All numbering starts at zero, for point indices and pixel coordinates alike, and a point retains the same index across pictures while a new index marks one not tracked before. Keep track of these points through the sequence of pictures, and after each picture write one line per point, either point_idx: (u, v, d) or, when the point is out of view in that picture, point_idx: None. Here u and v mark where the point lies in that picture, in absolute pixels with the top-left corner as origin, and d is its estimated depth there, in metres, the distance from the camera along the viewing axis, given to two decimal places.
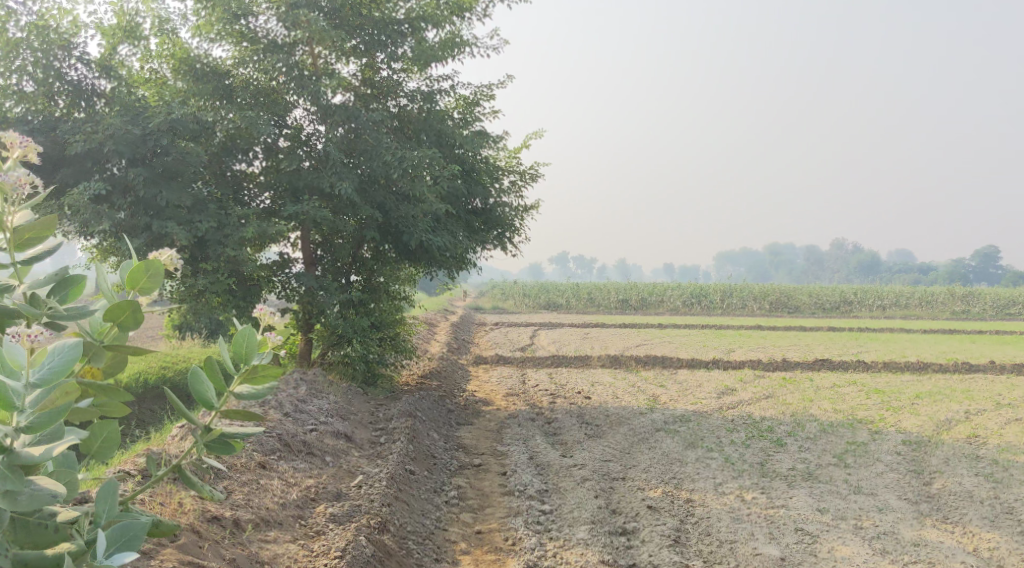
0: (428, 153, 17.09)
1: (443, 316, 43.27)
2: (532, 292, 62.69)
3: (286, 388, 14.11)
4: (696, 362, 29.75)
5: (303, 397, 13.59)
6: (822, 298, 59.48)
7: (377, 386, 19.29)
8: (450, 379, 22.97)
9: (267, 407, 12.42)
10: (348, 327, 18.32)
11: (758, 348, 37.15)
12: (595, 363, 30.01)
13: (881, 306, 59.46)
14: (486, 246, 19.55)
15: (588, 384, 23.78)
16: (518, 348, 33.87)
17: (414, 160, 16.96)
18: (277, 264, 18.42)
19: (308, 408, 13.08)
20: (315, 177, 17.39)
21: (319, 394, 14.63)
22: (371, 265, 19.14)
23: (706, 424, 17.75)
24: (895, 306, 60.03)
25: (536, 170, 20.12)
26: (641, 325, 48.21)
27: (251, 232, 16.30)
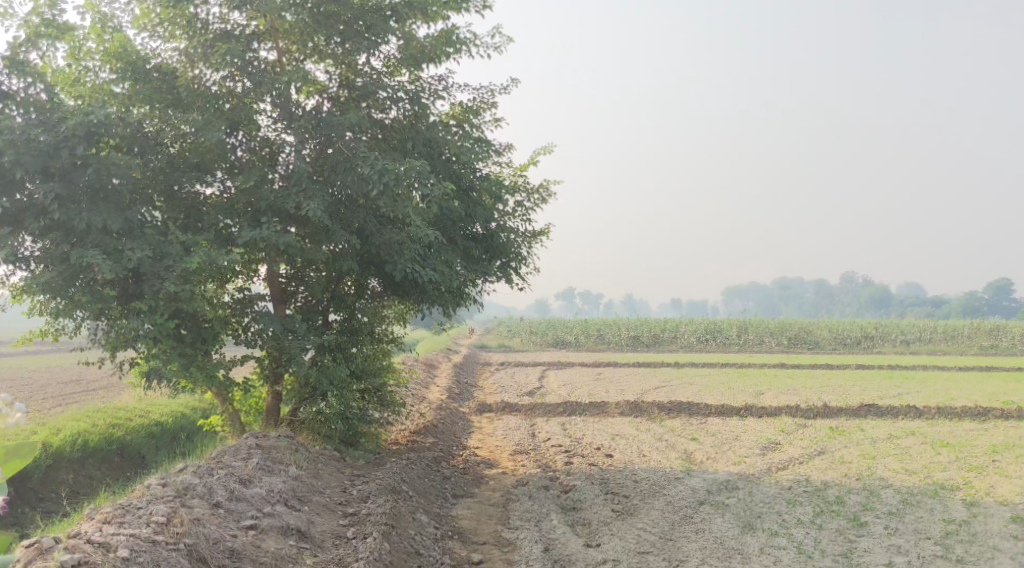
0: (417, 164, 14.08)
1: (446, 358, 39.90)
2: (539, 330, 59.32)
3: (228, 463, 11.02)
4: (726, 410, 26.36)
5: (247, 477, 10.52)
6: (842, 333, 56.06)
7: (359, 448, 16.14)
8: (449, 434, 19.76)
9: (186, 499, 9.63)
10: (323, 378, 15.33)
11: (789, 390, 33.71)
12: (612, 411, 26.63)
13: (906, 341, 56.00)
14: (489, 279, 16.45)
15: (607, 439, 20.45)
16: (527, 393, 30.53)
17: (399, 169, 13.77)
18: (241, 301, 15.16)
19: (251, 494, 10.23)
20: (280, 196, 14.18)
21: (273, 468, 11.50)
22: (352, 302, 16.07)
23: (760, 493, 14.56)
24: (921, 342, 56.63)
25: (548, 188, 17.08)
26: (656, 364, 44.79)
27: (197, 263, 13.26)
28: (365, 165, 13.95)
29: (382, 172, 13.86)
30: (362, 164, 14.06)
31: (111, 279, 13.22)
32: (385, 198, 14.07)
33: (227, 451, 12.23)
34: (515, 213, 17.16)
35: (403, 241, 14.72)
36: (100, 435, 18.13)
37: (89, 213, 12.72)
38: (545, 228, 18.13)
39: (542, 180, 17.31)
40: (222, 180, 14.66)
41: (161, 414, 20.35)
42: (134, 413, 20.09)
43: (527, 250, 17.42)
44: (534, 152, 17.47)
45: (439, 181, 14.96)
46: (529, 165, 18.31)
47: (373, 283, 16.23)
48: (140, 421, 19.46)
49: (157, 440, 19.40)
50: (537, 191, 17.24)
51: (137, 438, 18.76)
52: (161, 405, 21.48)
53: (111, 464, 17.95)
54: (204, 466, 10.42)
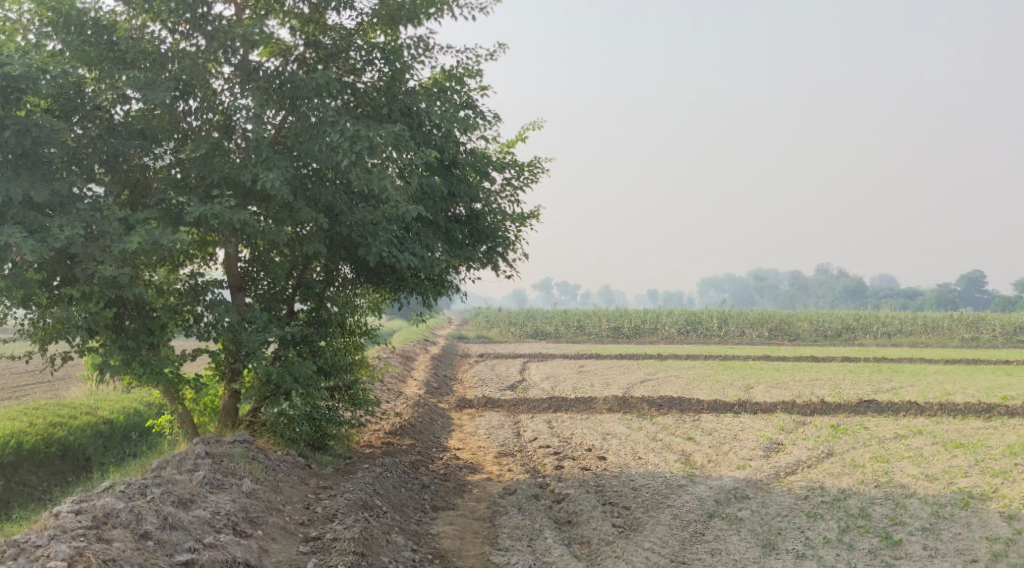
0: (392, 130, 12.37)
1: (423, 349, 38.30)
2: (518, 321, 57.82)
3: (166, 479, 9.47)
4: (719, 406, 24.86)
5: (187, 498, 8.98)
6: (823, 325, 54.70)
7: (328, 452, 14.56)
8: (428, 434, 18.20)
9: (108, 529, 8.12)
10: (286, 375, 13.73)
11: (779, 383, 32.24)
12: (599, 408, 25.10)
13: (887, 333, 54.21)
14: (472, 265, 14.88)
15: (598, 440, 18.89)
16: (508, 387, 29.00)
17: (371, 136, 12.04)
18: (192, 288, 13.50)
19: (188, 520, 8.71)
20: (236, 168, 12.55)
21: (222, 483, 9.93)
22: (320, 290, 14.46)
23: (774, 498, 13.16)
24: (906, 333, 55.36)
25: (540, 165, 15.53)
26: (639, 356, 43.34)
27: (137, 244, 11.69)
28: (333, 130, 12.21)
29: (352, 140, 12.10)
30: (329, 131, 12.29)
31: (38, 262, 11.66)
32: (356, 171, 12.38)
33: (170, 462, 10.61)
34: (502, 192, 15.58)
35: (377, 221, 13.06)
36: (38, 436, 16.54)
37: (9, 184, 11.16)
38: (535, 210, 16.59)
39: (532, 156, 15.75)
40: (172, 150, 13.07)
41: (112, 411, 18.76)
42: (82, 410, 18.50)
43: (514, 233, 15.86)
44: (523, 126, 15.96)
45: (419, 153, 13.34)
46: (517, 140, 16.71)
47: (344, 268, 14.62)
48: (86, 419, 17.88)
49: (105, 440, 17.83)
50: (528, 167, 15.68)
51: (81, 439, 17.20)
52: (113, 400, 19.86)
53: (51, 468, 16.39)
54: (134, 484, 8.87)
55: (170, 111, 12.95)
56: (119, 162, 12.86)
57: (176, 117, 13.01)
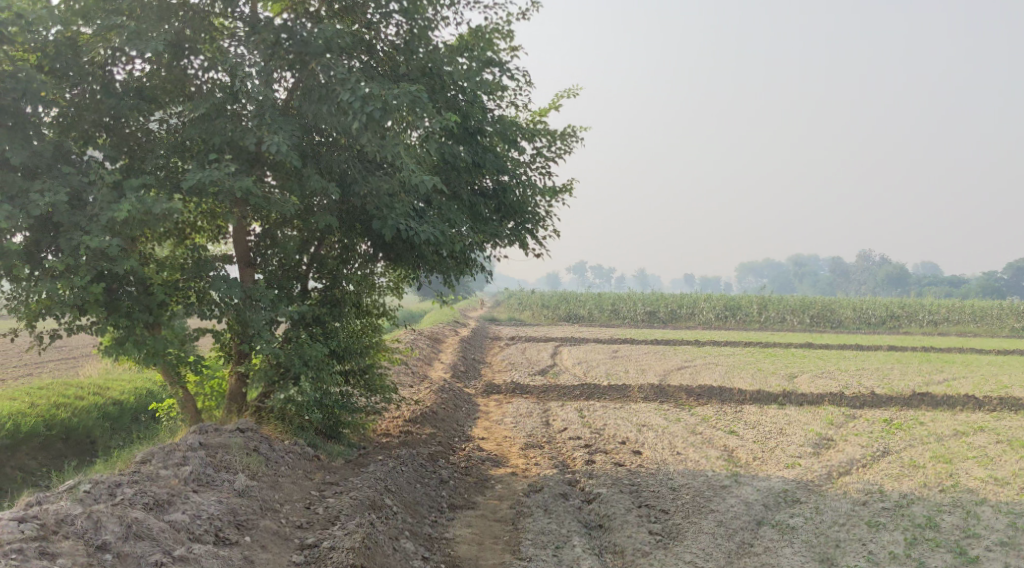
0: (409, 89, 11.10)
1: (453, 332, 37.26)
2: (551, 304, 56.65)
3: (139, 480, 8.46)
4: (762, 397, 23.48)
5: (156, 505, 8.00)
6: (868, 312, 52.80)
7: (341, 441, 13.45)
8: (451, 422, 17.10)
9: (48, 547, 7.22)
10: (295, 358, 12.57)
11: (825, 373, 30.70)
12: (634, 397, 23.85)
13: (933, 321, 52.14)
14: (499, 242, 13.67)
15: (633, 433, 17.64)
16: (539, 371, 27.85)
17: (385, 94, 10.78)
18: (194, 261, 12.43)
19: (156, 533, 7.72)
20: (236, 130, 11.44)
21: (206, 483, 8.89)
22: (335, 267, 13.33)
23: (828, 502, 11.91)
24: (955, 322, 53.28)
25: (574, 134, 14.26)
26: (676, 342, 41.94)
27: (126, 212, 10.70)
28: (342, 89, 10.97)
29: (363, 99, 10.87)
30: (338, 89, 11.06)
31: (21, 230, 10.76)
32: (368, 134, 11.16)
33: (156, 454, 9.61)
34: (533, 163, 14.35)
35: (393, 192, 11.88)
36: (38, 417, 15.64)
37: None
38: (568, 183, 15.35)
39: (566, 125, 14.49)
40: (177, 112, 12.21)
41: (122, 392, 17.89)
42: (90, 390, 17.64)
43: (545, 208, 14.64)
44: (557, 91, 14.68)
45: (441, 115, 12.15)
46: (550, 108, 15.44)
47: (362, 244, 13.50)
48: (93, 400, 17.01)
49: (113, 422, 16.95)
50: (561, 136, 14.42)
51: (85, 422, 16.28)
52: (126, 379, 19.02)
53: (51, 451, 15.46)
54: (98, 485, 7.90)
55: (173, 60, 12.00)
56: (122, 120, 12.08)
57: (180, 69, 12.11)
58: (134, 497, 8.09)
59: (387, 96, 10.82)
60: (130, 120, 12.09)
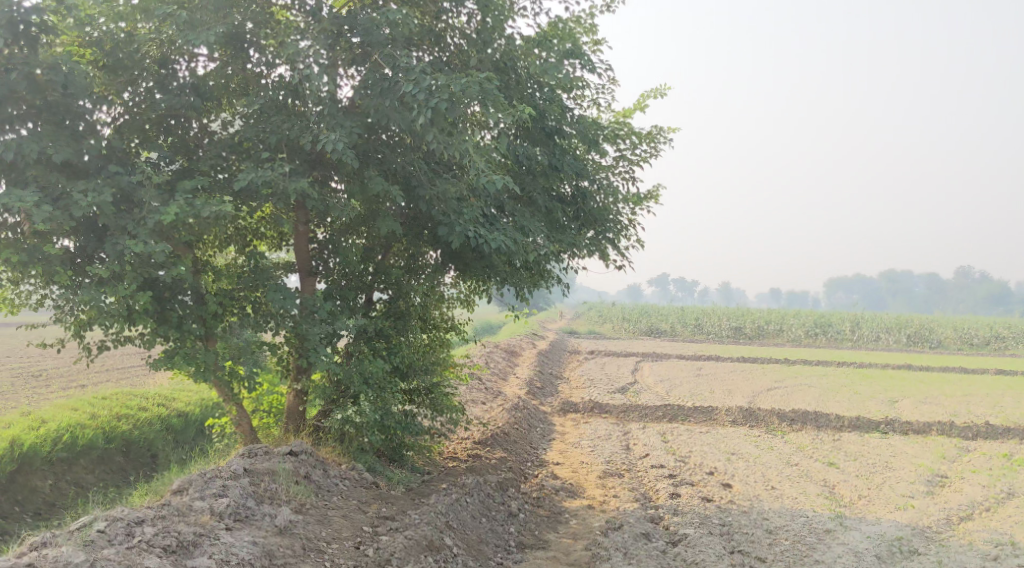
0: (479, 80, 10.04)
1: (531, 345, 36.14)
2: (633, 318, 55.13)
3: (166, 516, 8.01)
4: (863, 424, 22.07)
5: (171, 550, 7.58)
6: (969, 333, 50.14)
7: (404, 464, 12.48)
8: (525, 446, 15.97)
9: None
10: (355, 375, 11.58)
11: (927, 399, 28.81)
12: (721, 420, 22.42)
13: None
14: (578, 252, 12.57)
15: (722, 464, 16.30)
16: (620, 389, 26.55)
17: (452, 87, 9.72)
18: (251, 269, 11.53)
19: None
20: (295, 127, 10.52)
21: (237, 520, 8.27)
22: (401, 277, 12.33)
23: (949, 555, 10.51)
24: None
25: (662, 135, 13.06)
26: (765, 360, 40.19)
27: (174, 216, 9.86)
28: (406, 81, 9.90)
29: (428, 93, 9.82)
30: (400, 83, 10.01)
31: (64, 233, 10.00)
32: (434, 132, 10.15)
33: (193, 482, 8.75)
34: (616, 168, 13.22)
35: (462, 197, 10.85)
36: (98, 429, 14.80)
37: (25, 143, 9.49)
38: (654, 189, 14.15)
39: (653, 124, 13.29)
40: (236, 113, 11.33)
41: (186, 404, 17.06)
42: (154, 401, 16.80)
43: (628, 217, 13.51)
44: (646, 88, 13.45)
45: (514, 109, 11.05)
46: (635, 109, 14.28)
47: (431, 252, 12.54)
48: (156, 412, 16.16)
49: (176, 435, 16.09)
50: (648, 137, 13.23)
51: (147, 434, 15.41)
52: (192, 390, 18.28)
53: (111, 464, 14.54)
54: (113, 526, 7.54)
55: (232, 50, 11.15)
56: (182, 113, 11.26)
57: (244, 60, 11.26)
58: (153, 538, 7.66)
59: (455, 89, 9.76)
60: (190, 115, 11.29)
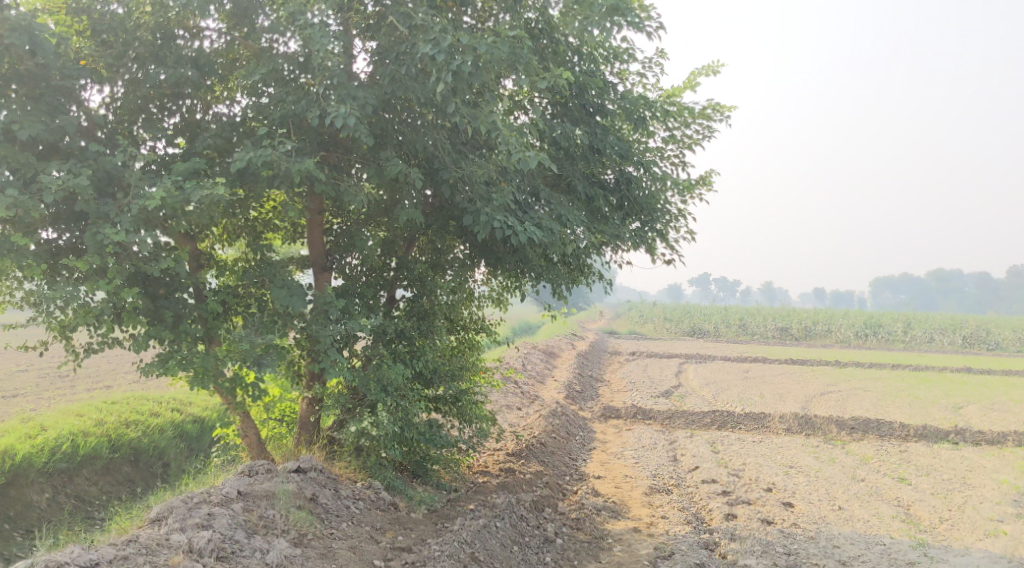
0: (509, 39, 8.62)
1: (570, 346, 34.75)
2: (675, 317, 53.51)
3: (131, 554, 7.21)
4: (930, 433, 20.51)
5: None
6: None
7: (428, 480, 11.13)
8: (563, 457, 14.64)
9: None
10: (372, 382, 10.20)
11: (993, 405, 27.06)
12: (775, 428, 20.91)
13: None
14: (621, 245, 11.24)
15: (781, 479, 14.86)
16: (664, 393, 25.10)
17: (479, 46, 8.26)
18: (258, 262, 10.12)
19: None
20: (301, 102, 9.21)
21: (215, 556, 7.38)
22: (425, 272, 11.01)
23: None
24: None
25: (716, 113, 11.69)
26: (814, 363, 38.47)
27: (161, 202, 8.66)
28: (424, 44, 8.53)
29: (451, 54, 8.39)
30: (417, 42, 8.52)
31: (40, 222, 8.84)
32: (458, 103, 8.80)
33: (177, 509, 7.86)
34: (665, 151, 11.86)
35: (491, 180, 9.54)
36: (102, 437, 13.48)
37: None
38: (706, 175, 12.78)
39: (706, 102, 11.91)
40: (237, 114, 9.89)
41: (203, 408, 15.73)
42: (168, 405, 15.46)
43: (678, 206, 12.15)
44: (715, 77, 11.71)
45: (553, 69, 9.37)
46: (686, 87, 12.88)
47: (459, 245, 11.31)
48: (169, 417, 14.82)
49: (191, 442, 14.74)
50: (701, 116, 11.84)
51: (157, 441, 14.06)
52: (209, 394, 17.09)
53: (117, 475, 13.23)
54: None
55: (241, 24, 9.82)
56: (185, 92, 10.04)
57: (252, 28, 10.11)
58: None
59: (483, 49, 8.31)
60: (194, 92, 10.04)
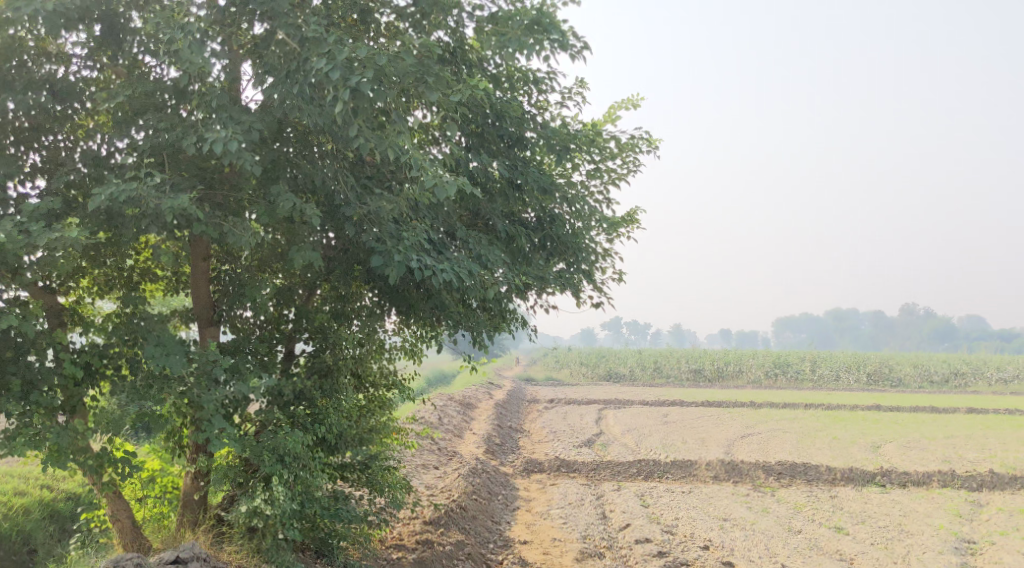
0: (414, 53, 7.54)
1: (486, 395, 33.56)
2: (590, 362, 52.81)
3: None
4: (858, 476, 19.87)
5: None
6: (923, 372, 47.91)
7: (334, 560, 9.77)
8: (485, 520, 13.43)
9: None
10: (266, 452, 8.83)
11: (911, 442, 26.74)
12: (702, 476, 20.01)
13: (1000, 379, 48.04)
14: (544, 288, 10.21)
15: (717, 535, 13.86)
16: (585, 442, 24.09)
17: (381, 58, 7.14)
18: (128, 317, 8.69)
19: None
20: (174, 129, 7.93)
21: None
22: (328, 323, 9.78)
23: None
24: (1020, 379, 48.61)
25: (642, 145, 10.84)
26: (729, 404, 37.95)
27: (3, 247, 7.31)
28: (316, 59, 7.39)
29: (348, 68, 7.26)
30: (309, 56, 7.37)
31: None
32: (358, 127, 7.65)
33: None
34: (588, 186, 10.91)
35: (398, 217, 8.40)
36: None
37: None
38: (631, 212, 11.88)
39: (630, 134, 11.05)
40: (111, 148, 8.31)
41: (80, 484, 14.03)
42: (38, 481, 13.72)
43: (604, 246, 11.20)
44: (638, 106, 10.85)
45: (468, 88, 8.33)
46: (606, 119, 12.00)
47: (367, 292, 10.10)
48: (39, 496, 13.11)
49: (64, 523, 13.04)
50: (625, 148, 10.96)
51: (23, 524, 12.35)
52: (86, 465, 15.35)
53: None
54: None
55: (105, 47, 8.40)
56: (41, 124, 8.62)
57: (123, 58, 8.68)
58: None
59: (386, 62, 7.20)
60: (51, 124, 8.64)
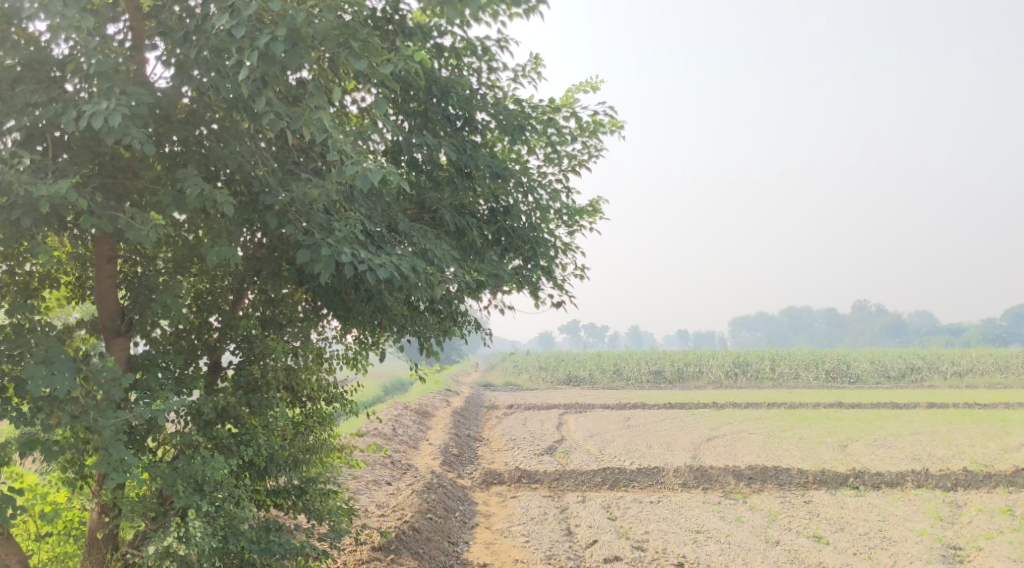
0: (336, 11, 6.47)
1: (444, 402, 32.44)
2: (549, 366, 51.85)
3: None
4: (830, 478, 19.05)
5: None
6: (884, 363, 47.77)
7: None
8: (440, 543, 12.33)
9: None
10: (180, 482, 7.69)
11: (878, 440, 26.04)
12: (670, 483, 19.07)
13: (958, 373, 47.81)
14: (499, 286, 9.15)
15: (691, 550, 12.88)
16: (547, 450, 23.07)
17: (295, 15, 6.06)
18: (13, 329, 7.52)
19: None
20: (56, 106, 6.76)
21: None
22: (254, 332, 8.64)
23: None
24: (976, 372, 48.37)
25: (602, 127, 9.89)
26: (693, 406, 37.16)
27: None
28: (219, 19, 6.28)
29: (257, 28, 6.16)
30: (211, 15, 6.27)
31: None
32: (273, 100, 6.55)
33: None
34: (545, 173, 9.93)
35: (326, 206, 7.30)
36: None
37: None
38: (594, 203, 10.90)
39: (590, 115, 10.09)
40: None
41: None
42: None
43: (564, 240, 10.21)
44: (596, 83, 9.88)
45: (405, 55, 7.27)
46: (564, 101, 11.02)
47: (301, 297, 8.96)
48: None
49: None
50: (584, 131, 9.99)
51: None
52: None
53: None
54: None
55: None
56: None
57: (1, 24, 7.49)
58: None
59: (302, 21, 6.11)
60: None
